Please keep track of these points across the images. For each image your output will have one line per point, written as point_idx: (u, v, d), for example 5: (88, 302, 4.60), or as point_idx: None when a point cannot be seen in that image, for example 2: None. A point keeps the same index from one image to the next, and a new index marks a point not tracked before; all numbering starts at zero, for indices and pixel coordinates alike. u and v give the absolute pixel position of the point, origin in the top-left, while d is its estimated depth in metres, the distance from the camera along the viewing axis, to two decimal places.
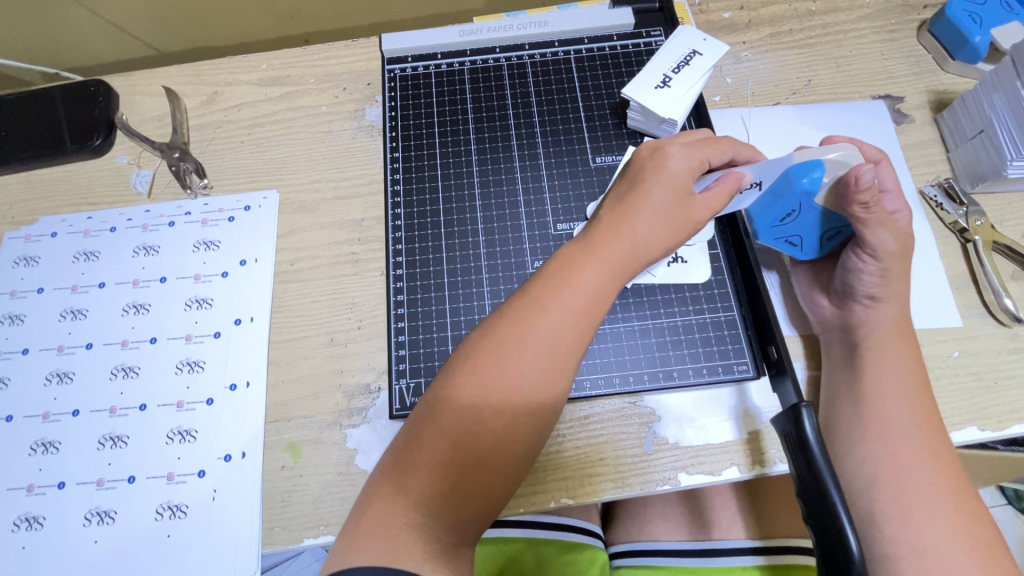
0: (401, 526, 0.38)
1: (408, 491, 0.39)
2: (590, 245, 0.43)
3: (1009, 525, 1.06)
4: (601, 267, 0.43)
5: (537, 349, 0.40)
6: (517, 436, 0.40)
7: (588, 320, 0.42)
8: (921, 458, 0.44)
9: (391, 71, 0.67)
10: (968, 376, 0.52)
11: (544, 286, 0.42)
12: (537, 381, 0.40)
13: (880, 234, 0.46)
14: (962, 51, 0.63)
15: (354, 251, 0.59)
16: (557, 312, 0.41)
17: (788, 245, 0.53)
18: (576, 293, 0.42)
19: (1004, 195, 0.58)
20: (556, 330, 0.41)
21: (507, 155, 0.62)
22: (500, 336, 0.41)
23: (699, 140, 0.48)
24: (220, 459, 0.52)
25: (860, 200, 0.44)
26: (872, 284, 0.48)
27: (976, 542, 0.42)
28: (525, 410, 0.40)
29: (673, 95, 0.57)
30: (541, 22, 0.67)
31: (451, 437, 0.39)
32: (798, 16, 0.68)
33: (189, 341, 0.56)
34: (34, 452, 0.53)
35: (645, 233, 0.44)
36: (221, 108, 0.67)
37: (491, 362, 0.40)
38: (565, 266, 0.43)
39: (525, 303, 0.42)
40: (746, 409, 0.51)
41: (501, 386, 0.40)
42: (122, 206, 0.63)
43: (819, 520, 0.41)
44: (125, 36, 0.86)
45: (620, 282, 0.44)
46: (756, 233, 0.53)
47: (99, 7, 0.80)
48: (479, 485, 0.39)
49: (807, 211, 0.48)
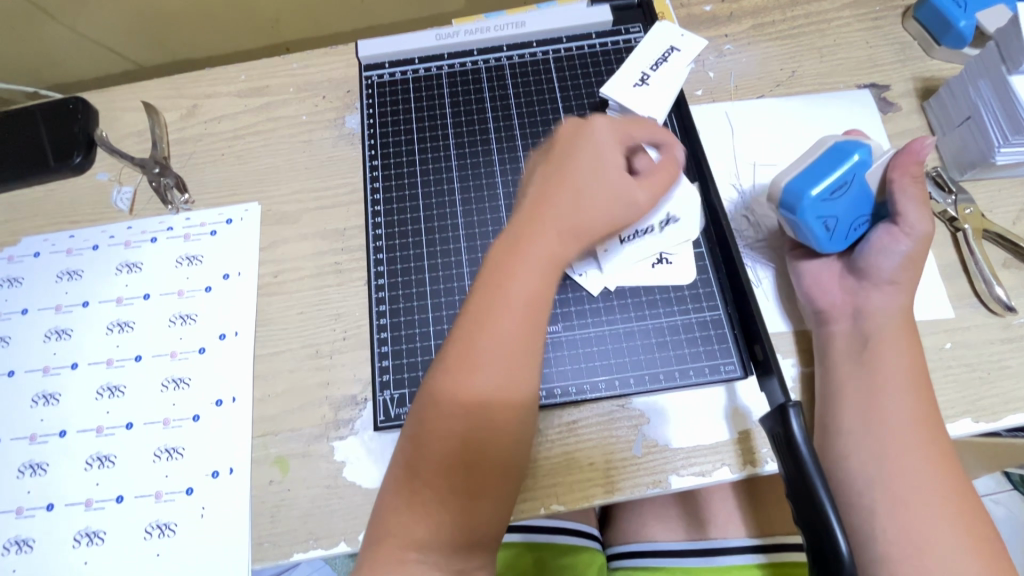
0: (407, 562, 0.38)
1: (405, 524, 0.39)
2: (522, 241, 0.43)
3: (1014, 509, 1.07)
4: (540, 261, 0.42)
5: (486, 364, 0.40)
6: (489, 453, 0.40)
7: (534, 318, 0.41)
8: (916, 457, 0.44)
9: (369, 78, 0.66)
10: (961, 367, 0.51)
11: (483, 299, 0.41)
12: (492, 390, 0.40)
13: (915, 211, 0.48)
14: (947, 37, 0.62)
15: (338, 261, 0.59)
16: (501, 322, 0.41)
17: (822, 230, 0.49)
18: (515, 299, 0.41)
19: (994, 182, 0.57)
20: (502, 336, 0.40)
21: (487, 159, 0.61)
22: (450, 362, 0.40)
23: (625, 123, 0.51)
24: (208, 476, 0.52)
25: (913, 170, 0.48)
26: (898, 267, 0.48)
27: (973, 542, 0.42)
28: (488, 425, 0.40)
29: (652, 93, 0.56)
30: (518, 23, 0.66)
31: (432, 465, 0.39)
32: (780, 6, 0.67)
33: (174, 357, 0.56)
34: (21, 475, 0.53)
35: (570, 207, 0.44)
36: (201, 121, 0.67)
37: (447, 389, 0.40)
38: (502, 273, 0.42)
39: (468, 321, 0.41)
40: (737, 408, 0.50)
41: (462, 410, 0.39)
42: (104, 223, 0.63)
43: (808, 518, 0.40)
44: (90, 44, 0.84)
45: (562, 269, 0.44)
46: (805, 202, 0.47)
47: (60, 13, 0.77)
48: (475, 505, 0.39)
49: (857, 187, 0.48)
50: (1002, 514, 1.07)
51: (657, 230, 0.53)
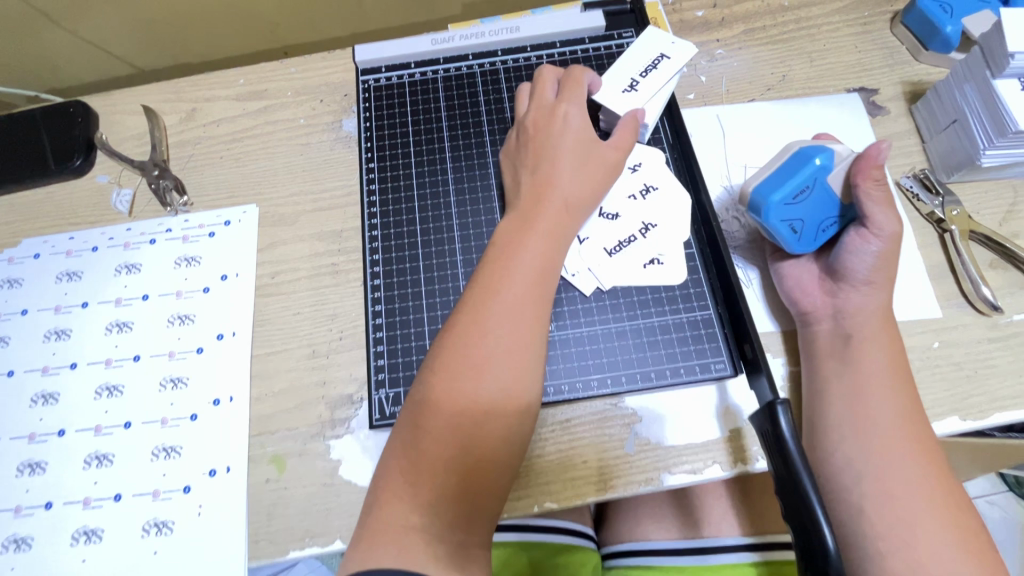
0: (407, 528, 0.40)
1: (409, 490, 0.41)
2: (526, 221, 0.49)
3: (1011, 512, 1.07)
4: (546, 236, 0.49)
5: (500, 329, 0.44)
6: (498, 418, 0.43)
7: (543, 288, 0.47)
8: (902, 451, 0.44)
9: (366, 82, 0.67)
10: (948, 366, 0.52)
11: (493, 272, 0.47)
12: (502, 355, 0.44)
13: (883, 212, 0.48)
14: (934, 42, 0.63)
15: (334, 262, 0.60)
16: (510, 292, 0.46)
17: (788, 233, 0.51)
18: (526, 270, 0.47)
19: (981, 184, 0.58)
20: (511, 305, 0.45)
21: (482, 161, 0.62)
22: (462, 330, 0.45)
23: (568, 93, 0.57)
24: (205, 474, 0.52)
25: (875, 174, 0.47)
26: (871, 267, 0.49)
27: (961, 537, 0.42)
28: (498, 389, 0.43)
29: (639, 99, 0.57)
30: (513, 28, 0.67)
31: (439, 431, 0.42)
32: (771, 11, 0.68)
33: (173, 357, 0.57)
34: (20, 473, 0.53)
35: (568, 188, 0.51)
36: (200, 124, 0.68)
37: (458, 354, 0.44)
38: (512, 248, 0.48)
39: (480, 292, 0.46)
40: (728, 407, 0.51)
41: (471, 374, 0.43)
42: (103, 225, 0.63)
43: (796, 515, 0.40)
44: (92, 49, 0.85)
45: (561, 244, 0.49)
46: (767, 208, 0.49)
47: (63, 19, 0.78)
48: (480, 474, 0.42)
49: (820, 190, 0.49)
50: (997, 516, 1.07)
51: (639, 238, 0.56)
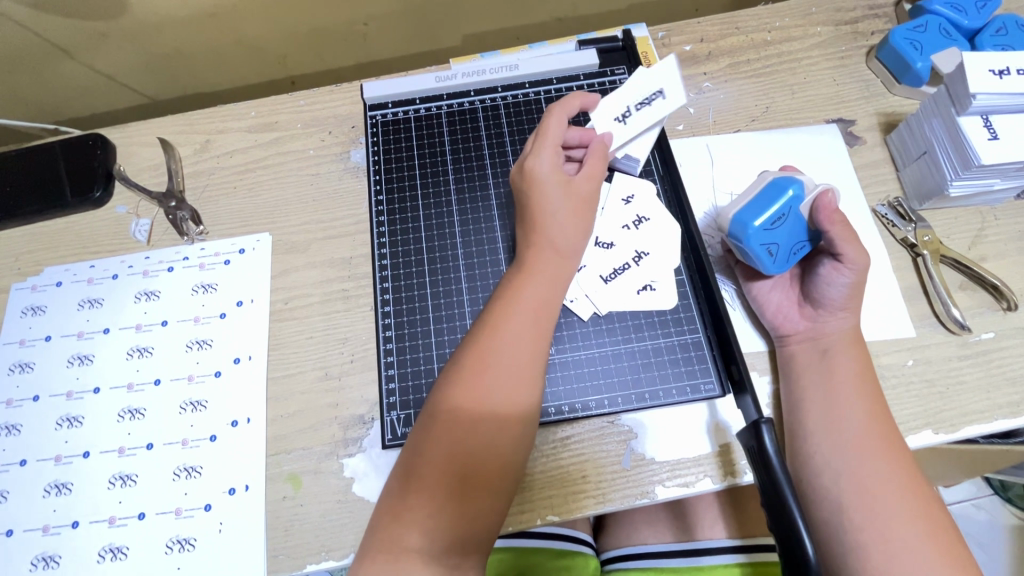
0: (412, 548, 0.43)
1: (412, 513, 0.44)
2: (524, 262, 0.53)
3: (996, 515, 1.11)
4: (541, 277, 0.52)
5: (500, 364, 0.48)
6: (495, 447, 0.46)
7: (539, 326, 0.50)
8: (875, 461, 0.48)
9: (373, 117, 0.70)
10: (921, 382, 0.55)
11: (497, 310, 0.50)
12: (502, 391, 0.47)
13: (853, 247, 0.52)
14: (907, 76, 0.67)
15: (345, 287, 0.63)
16: (510, 328, 0.49)
17: (766, 256, 0.54)
18: (522, 309, 0.50)
19: (950, 211, 0.62)
20: (509, 341, 0.49)
21: (484, 192, 0.66)
22: (466, 364, 0.48)
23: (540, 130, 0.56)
24: (225, 493, 0.55)
25: (837, 217, 0.52)
26: (843, 294, 0.54)
27: (933, 540, 0.46)
28: (496, 421, 0.46)
29: (624, 133, 0.58)
30: (512, 66, 0.71)
31: (442, 459, 0.45)
32: (755, 45, 0.73)
33: (192, 380, 0.60)
34: (47, 494, 0.56)
35: (559, 229, 0.53)
36: (214, 156, 0.71)
37: (462, 388, 0.47)
38: (510, 287, 0.52)
39: (482, 329, 0.50)
40: (717, 423, 0.55)
41: (474, 406, 0.46)
42: (123, 253, 0.66)
43: (779, 523, 0.44)
44: (106, 80, 0.88)
45: (559, 282, 0.52)
46: (748, 233, 0.53)
47: (79, 53, 0.81)
48: (477, 498, 0.45)
49: (794, 217, 0.53)
50: (983, 518, 1.11)
51: (633, 265, 0.60)
